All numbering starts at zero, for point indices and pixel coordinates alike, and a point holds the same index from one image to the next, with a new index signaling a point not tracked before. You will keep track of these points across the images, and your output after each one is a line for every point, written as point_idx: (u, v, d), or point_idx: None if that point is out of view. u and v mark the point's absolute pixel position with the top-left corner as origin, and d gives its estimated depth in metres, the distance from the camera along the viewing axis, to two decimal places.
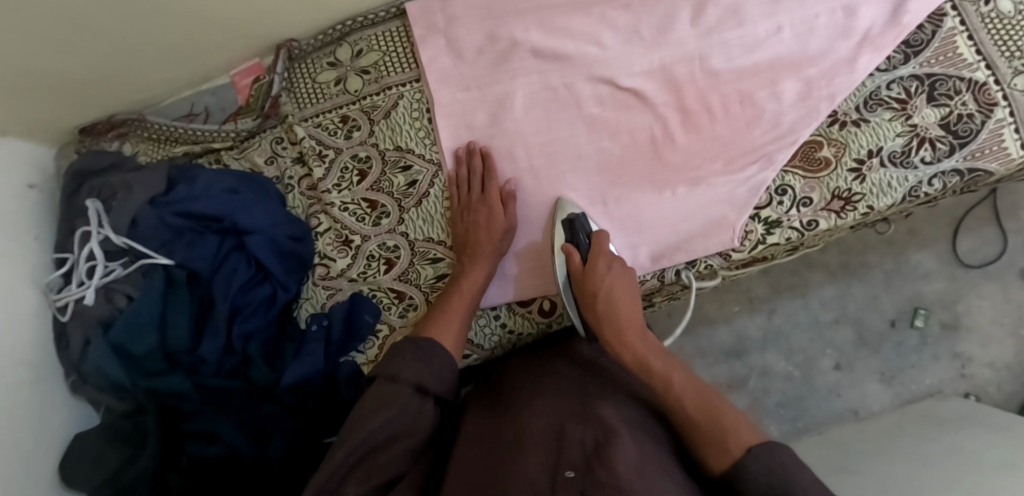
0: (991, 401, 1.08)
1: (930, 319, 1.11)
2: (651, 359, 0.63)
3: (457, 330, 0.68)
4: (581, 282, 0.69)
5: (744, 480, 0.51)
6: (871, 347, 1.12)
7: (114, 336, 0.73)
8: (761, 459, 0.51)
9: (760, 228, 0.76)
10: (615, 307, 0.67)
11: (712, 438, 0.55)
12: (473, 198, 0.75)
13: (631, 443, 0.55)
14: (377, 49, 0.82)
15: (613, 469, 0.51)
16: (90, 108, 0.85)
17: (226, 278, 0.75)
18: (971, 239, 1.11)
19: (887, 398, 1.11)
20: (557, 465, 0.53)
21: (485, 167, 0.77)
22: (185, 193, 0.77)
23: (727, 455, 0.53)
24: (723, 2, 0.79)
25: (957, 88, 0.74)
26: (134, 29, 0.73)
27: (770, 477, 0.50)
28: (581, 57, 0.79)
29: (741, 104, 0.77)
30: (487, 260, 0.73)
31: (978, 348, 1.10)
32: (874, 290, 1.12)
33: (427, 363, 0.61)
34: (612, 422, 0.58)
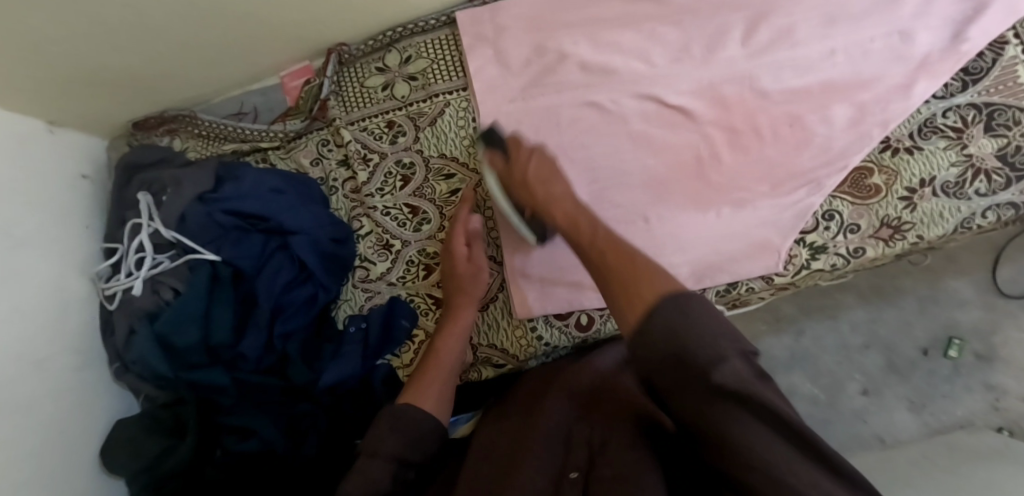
0: None
1: (964, 349, 1.08)
2: (582, 230, 0.59)
3: (437, 391, 0.67)
4: (507, 173, 0.71)
5: (652, 325, 0.45)
6: (902, 374, 1.09)
7: (159, 328, 0.75)
8: (675, 306, 0.45)
9: (805, 253, 0.75)
10: (542, 183, 0.67)
11: (629, 292, 0.49)
12: (446, 253, 0.76)
13: (636, 435, 0.58)
14: (425, 56, 0.83)
15: (616, 463, 0.56)
16: (143, 103, 0.87)
17: (271, 277, 0.77)
18: (1014, 269, 1.07)
19: (915, 427, 1.08)
20: (563, 468, 0.59)
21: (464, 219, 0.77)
22: (232, 191, 0.78)
23: (641, 298, 0.47)
24: (777, 23, 0.78)
25: (1016, 119, 0.73)
26: (190, 29, 0.74)
27: (675, 320, 0.44)
28: (629, 73, 0.79)
29: (790, 125, 0.76)
30: (466, 310, 0.74)
31: (1015, 382, 1.06)
32: (907, 316, 1.10)
33: (404, 425, 0.62)
34: (619, 416, 0.61)
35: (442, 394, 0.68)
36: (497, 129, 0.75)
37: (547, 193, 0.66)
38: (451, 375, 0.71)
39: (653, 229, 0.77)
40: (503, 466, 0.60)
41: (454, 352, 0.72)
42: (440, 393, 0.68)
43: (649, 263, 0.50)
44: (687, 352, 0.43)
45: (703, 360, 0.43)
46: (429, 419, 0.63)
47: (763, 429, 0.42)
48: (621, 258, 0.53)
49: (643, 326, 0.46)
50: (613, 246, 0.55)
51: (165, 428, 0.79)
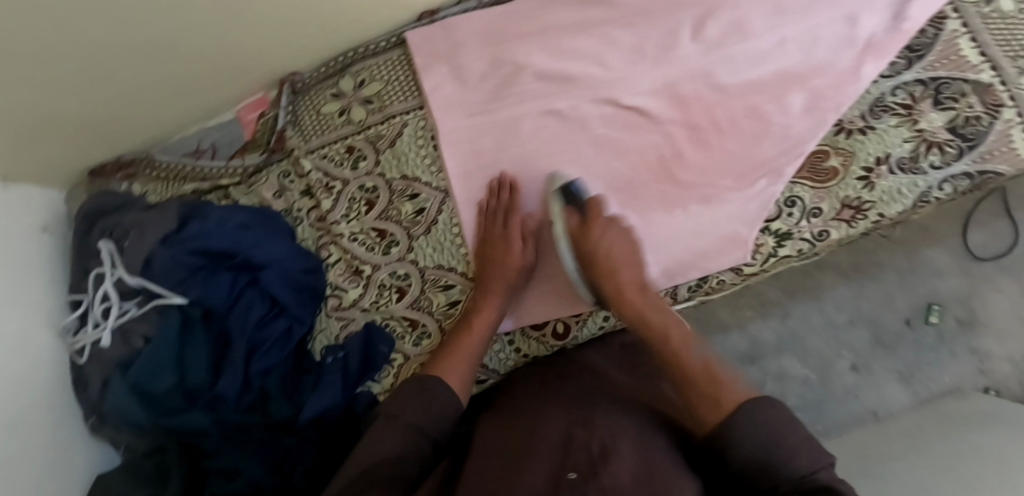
0: (1011, 395, 1.08)
1: (945, 315, 1.10)
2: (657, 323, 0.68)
3: (464, 370, 0.69)
4: (582, 240, 0.72)
5: (738, 429, 0.54)
6: (888, 347, 1.11)
7: (133, 378, 0.73)
8: (752, 416, 0.54)
9: (771, 241, 0.76)
10: (618, 272, 0.71)
11: (707, 400, 0.58)
12: (500, 235, 0.75)
13: (640, 456, 0.53)
14: (379, 79, 0.82)
15: (614, 478, 0.49)
16: (96, 147, 0.85)
17: (242, 315, 0.74)
18: (984, 233, 1.09)
19: (906, 398, 1.10)
20: (560, 471, 0.52)
21: (512, 201, 0.76)
22: (197, 229, 0.76)
23: (719, 415, 0.56)
24: (727, 16, 0.78)
25: (963, 91, 0.75)
26: (133, 69, 0.73)
27: (761, 434, 0.53)
28: (585, 79, 0.78)
29: (749, 118, 0.76)
30: (498, 296, 0.73)
31: (996, 343, 1.09)
32: (887, 289, 1.12)
33: (430, 403, 0.63)
34: (619, 433, 0.56)
35: (463, 368, 0.69)
36: (577, 185, 0.74)
37: (617, 285, 0.70)
38: (475, 356, 0.71)
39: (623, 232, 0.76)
40: (505, 475, 0.54)
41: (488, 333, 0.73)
42: (463, 367, 0.69)
43: (717, 371, 0.60)
44: (772, 463, 0.51)
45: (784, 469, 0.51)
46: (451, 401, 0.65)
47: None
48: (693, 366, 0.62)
49: (723, 447, 0.54)
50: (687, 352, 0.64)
51: (149, 479, 0.77)
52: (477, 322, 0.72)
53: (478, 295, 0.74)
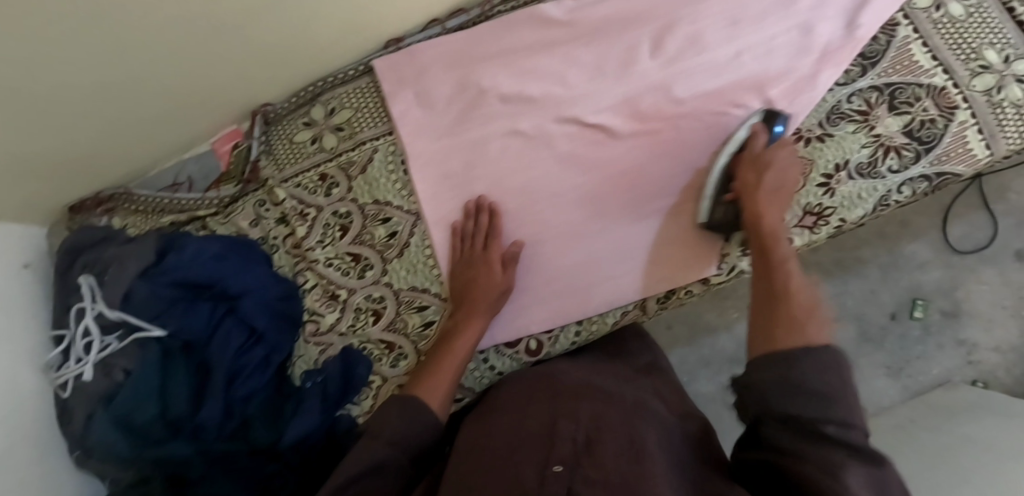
0: (1000, 386, 1.09)
1: (930, 309, 1.12)
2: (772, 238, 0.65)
3: (446, 390, 0.67)
4: (752, 157, 0.71)
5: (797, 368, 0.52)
6: (875, 342, 1.13)
7: (115, 410, 0.73)
8: (828, 359, 0.52)
9: (736, 250, 0.76)
10: (771, 193, 0.68)
11: (793, 324, 0.56)
12: (477, 262, 0.75)
13: (623, 440, 0.56)
14: (349, 106, 0.84)
15: (602, 466, 0.52)
16: (76, 184, 0.86)
17: (221, 344, 0.75)
18: (963, 225, 1.12)
19: (895, 392, 1.12)
20: (547, 462, 0.53)
21: (491, 225, 0.77)
22: (174, 261, 0.77)
23: (797, 342, 0.54)
24: (684, 32, 0.79)
25: (917, 95, 0.77)
26: (106, 109, 0.75)
27: (821, 382, 0.51)
28: (548, 98, 0.79)
29: (711, 131, 0.77)
30: (479, 321, 0.72)
31: (982, 333, 1.11)
32: (872, 284, 1.13)
33: (410, 417, 0.63)
34: (603, 419, 0.59)
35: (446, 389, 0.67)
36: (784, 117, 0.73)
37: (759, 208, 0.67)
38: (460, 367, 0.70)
39: (591, 246, 0.78)
40: (493, 466, 0.55)
41: (468, 352, 0.71)
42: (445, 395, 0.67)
43: (807, 307, 0.58)
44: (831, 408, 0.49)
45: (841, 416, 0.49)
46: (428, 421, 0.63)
47: (864, 469, 0.47)
48: (796, 292, 0.59)
49: (781, 373, 0.52)
50: (794, 276, 0.61)
51: None
52: (459, 346, 0.71)
53: (461, 315, 0.73)
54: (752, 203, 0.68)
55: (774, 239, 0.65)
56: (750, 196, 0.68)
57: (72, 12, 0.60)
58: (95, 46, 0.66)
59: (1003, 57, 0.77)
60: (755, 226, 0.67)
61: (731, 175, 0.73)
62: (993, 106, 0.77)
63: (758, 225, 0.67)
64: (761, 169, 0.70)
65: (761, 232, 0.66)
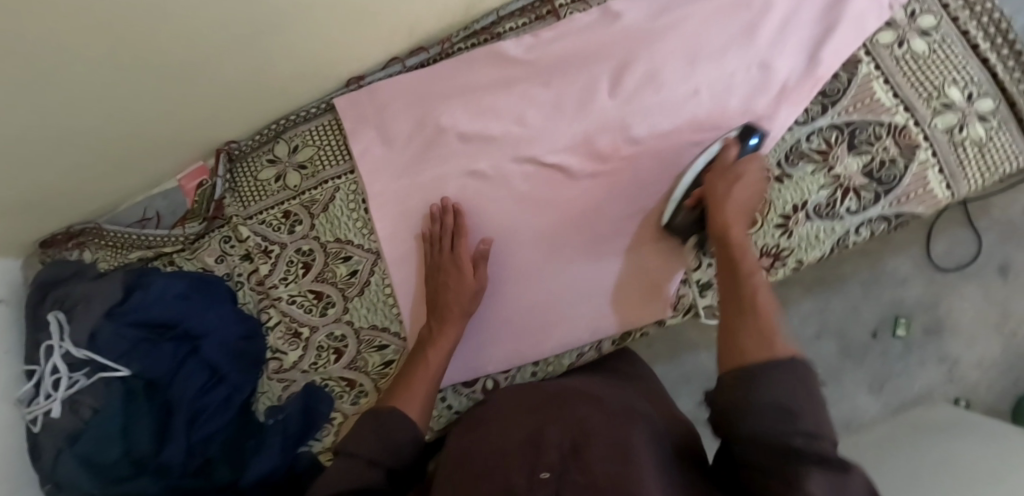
0: (982, 402, 1.09)
1: (912, 326, 1.11)
2: (738, 251, 0.61)
3: (422, 402, 0.66)
4: (722, 166, 0.69)
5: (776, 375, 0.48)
6: (856, 358, 1.12)
7: (80, 450, 0.75)
8: (791, 372, 0.48)
9: (692, 292, 0.77)
10: (736, 205, 0.65)
11: (759, 340, 0.52)
12: (449, 265, 0.75)
13: (610, 441, 0.54)
14: (312, 144, 0.85)
15: (588, 474, 0.49)
16: (46, 222, 0.87)
17: (183, 385, 0.77)
18: (946, 242, 1.11)
19: (878, 408, 1.11)
20: (532, 469, 0.50)
21: (457, 225, 0.77)
22: (138, 302, 0.79)
23: (760, 357, 0.50)
24: (641, 69, 0.79)
25: (877, 134, 0.76)
26: (69, 156, 0.76)
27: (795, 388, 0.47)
28: (507, 138, 0.80)
29: (667, 172, 0.77)
30: (455, 325, 0.72)
31: (965, 348, 1.10)
32: (853, 300, 1.12)
33: (387, 431, 0.60)
34: (588, 422, 0.56)
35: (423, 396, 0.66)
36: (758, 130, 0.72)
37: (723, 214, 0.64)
38: (434, 380, 0.69)
39: (548, 286, 0.78)
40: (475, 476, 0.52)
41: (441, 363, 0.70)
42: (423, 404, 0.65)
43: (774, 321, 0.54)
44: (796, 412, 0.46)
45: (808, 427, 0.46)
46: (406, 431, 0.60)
47: (831, 477, 0.43)
48: (759, 307, 0.55)
49: (746, 393, 0.48)
50: (761, 289, 0.57)
51: None
52: (430, 358, 0.70)
53: (435, 322, 0.73)
54: (717, 214, 0.64)
55: (739, 250, 0.61)
56: (715, 208, 0.65)
57: (24, 75, 0.61)
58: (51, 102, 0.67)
59: (965, 95, 0.77)
60: (720, 239, 0.63)
61: (699, 187, 0.71)
62: (955, 146, 0.76)
63: (723, 239, 0.62)
64: (729, 181, 0.67)
65: (727, 245, 0.62)
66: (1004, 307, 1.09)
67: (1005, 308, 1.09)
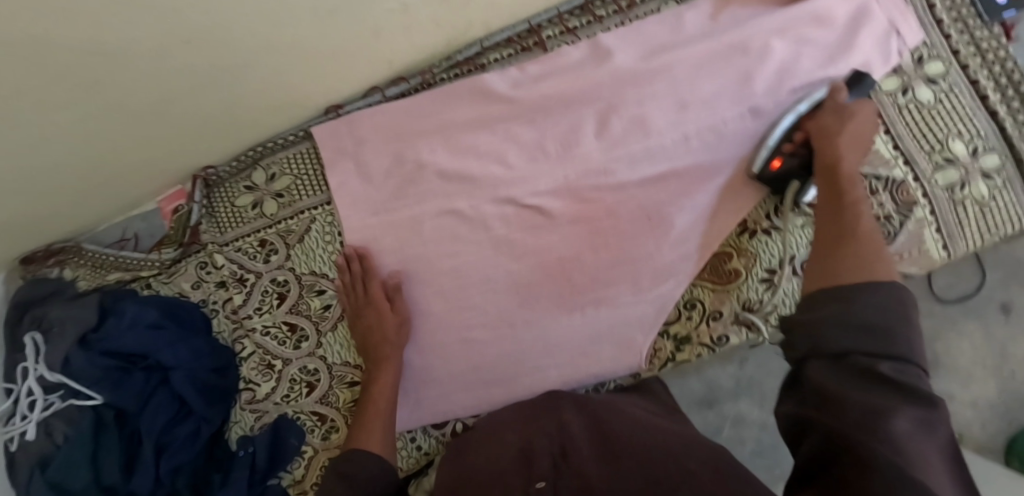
0: (975, 442, 1.01)
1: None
2: (849, 183, 0.61)
3: (383, 429, 0.70)
4: (829, 107, 0.68)
5: (872, 291, 0.46)
6: None
7: (51, 476, 0.76)
8: (892, 297, 0.45)
9: (670, 345, 0.77)
10: (852, 146, 0.64)
11: (859, 265, 0.50)
12: (369, 312, 0.76)
13: (597, 443, 0.52)
14: (289, 173, 0.83)
15: (585, 472, 0.47)
16: (26, 241, 0.86)
17: (150, 417, 0.78)
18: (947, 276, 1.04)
19: None
20: (527, 480, 0.47)
21: (366, 269, 0.78)
22: (111, 329, 0.79)
23: (853, 280, 0.48)
24: (629, 112, 0.76)
25: (873, 188, 0.73)
26: (47, 184, 0.76)
27: (890, 309, 0.44)
28: (486, 179, 0.78)
29: (648, 222, 0.75)
30: (393, 362, 0.74)
31: (959, 387, 1.02)
32: None
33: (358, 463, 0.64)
34: (573, 430, 0.55)
35: (383, 435, 0.70)
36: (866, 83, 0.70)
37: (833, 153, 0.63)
38: (389, 413, 0.73)
39: (521, 336, 0.77)
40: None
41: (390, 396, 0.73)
42: (383, 436, 0.70)
43: (874, 245, 0.52)
44: (892, 336, 0.43)
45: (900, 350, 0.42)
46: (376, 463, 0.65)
47: (912, 413, 0.40)
48: (857, 236, 0.54)
49: (838, 307, 0.46)
50: (864, 217, 0.56)
51: None
52: (381, 400, 0.73)
53: (372, 363, 0.75)
54: (828, 146, 0.64)
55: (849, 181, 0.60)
56: (826, 143, 0.64)
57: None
58: (19, 145, 0.67)
59: (970, 149, 0.72)
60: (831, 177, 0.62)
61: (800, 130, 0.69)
62: (955, 204, 0.72)
63: (832, 171, 0.62)
64: (841, 118, 0.66)
65: (836, 175, 0.62)
66: (1003, 347, 1.02)
67: (1004, 347, 1.01)
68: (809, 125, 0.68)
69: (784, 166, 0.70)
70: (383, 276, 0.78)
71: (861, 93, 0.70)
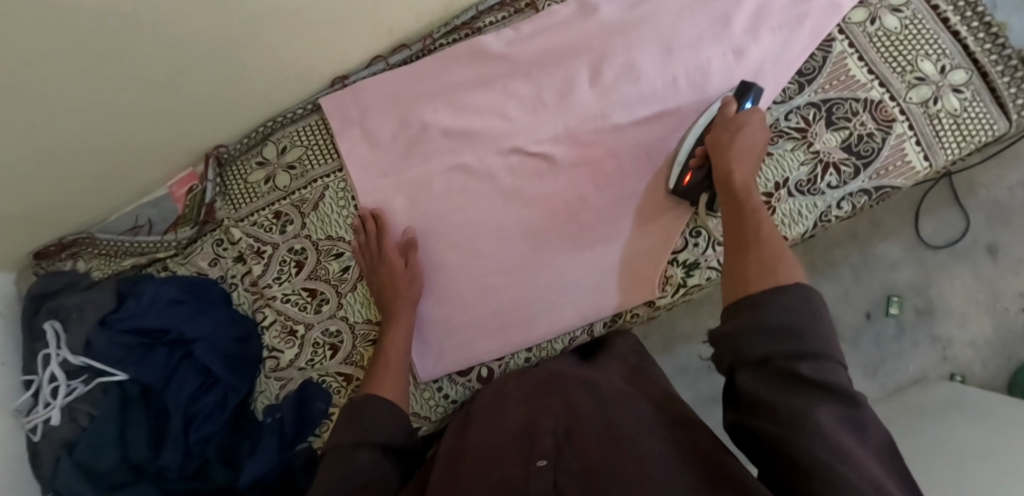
0: (977, 379, 1.13)
1: (904, 305, 1.16)
2: (743, 193, 0.66)
3: (395, 379, 0.71)
4: (724, 121, 0.72)
5: (777, 297, 0.52)
6: (850, 341, 1.17)
7: (79, 457, 0.76)
8: (799, 296, 0.51)
9: (679, 271, 0.79)
10: (741, 153, 0.69)
11: (766, 269, 0.56)
12: (383, 269, 0.78)
13: (603, 429, 0.54)
14: (300, 145, 0.86)
15: (586, 457, 0.49)
16: (39, 233, 0.87)
17: (177, 389, 0.78)
18: (935, 222, 1.16)
19: (874, 391, 1.16)
20: (529, 457, 0.50)
21: (380, 229, 0.80)
22: (132, 309, 0.80)
23: (766, 285, 0.54)
24: (620, 60, 0.81)
25: (854, 109, 0.78)
26: (63, 165, 0.77)
27: (797, 310, 0.50)
28: (490, 133, 0.81)
29: (648, 161, 0.79)
30: (406, 314, 0.76)
31: (955, 329, 1.15)
32: (844, 285, 1.17)
33: (366, 420, 0.65)
34: (580, 412, 0.58)
35: (396, 380, 0.71)
36: (756, 91, 0.74)
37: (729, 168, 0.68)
38: (403, 367, 0.74)
39: (537, 277, 0.79)
40: (483, 461, 0.52)
41: (404, 353, 0.74)
42: (397, 385, 0.71)
43: (777, 248, 0.59)
44: (804, 337, 0.48)
45: (815, 349, 0.48)
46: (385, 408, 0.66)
47: (836, 408, 0.46)
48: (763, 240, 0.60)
49: (752, 316, 0.52)
50: (766, 221, 0.62)
51: None
52: (391, 353, 0.73)
53: (387, 319, 0.77)
54: (723, 160, 0.69)
55: (745, 193, 0.65)
56: (722, 158, 0.69)
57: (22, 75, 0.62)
58: (30, 120, 0.68)
59: (938, 68, 0.78)
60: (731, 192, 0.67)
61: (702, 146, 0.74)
62: (930, 117, 0.77)
63: (729, 185, 0.67)
64: (733, 131, 0.70)
65: (733, 188, 0.67)
66: (994, 285, 1.14)
67: (995, 287, 1.14)
68: (708, 143, 0.72)
69: (694, 181, 0.74)
70: (396, 235, 0.81)
71: (753, 101, 0.75)
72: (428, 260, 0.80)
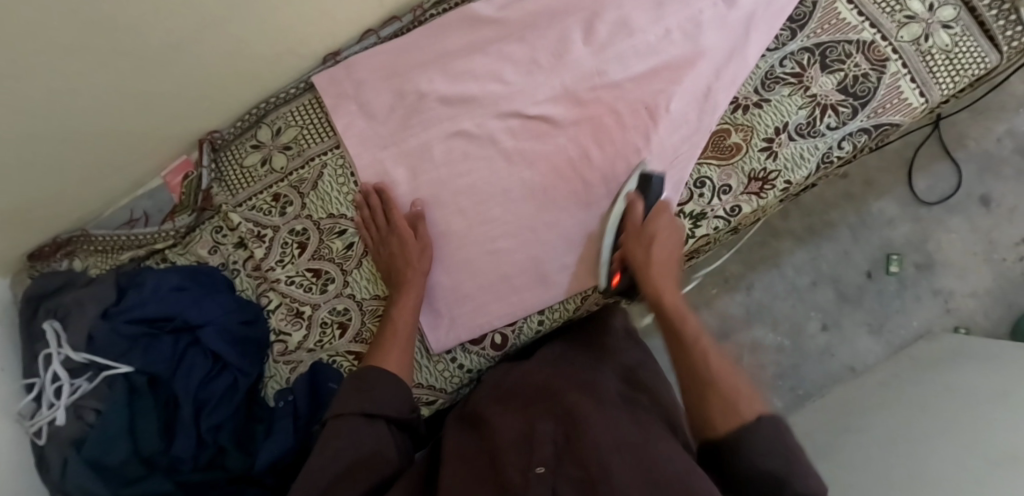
0: (981, 329, 1.14)
1: (904, 263, 1.16)
2: (678, 318, 0.67)
3: (402, 352, 0.71)
4: (636, 229, 0.73)
5: (747, 438, 0.55)
6: (854, 301, 1.17)
7: (87, 452, 0.72)
8: (769, 434, 0.55)
9: (687, 223, 0.78)
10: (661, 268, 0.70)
11: (719, 403, 0.59)
12: (389, 243, 0.77)
13: (600, 428, 0.58)
14: (294, 125, 0.86)
15: (584, 462, 0.54)
16: (34, 233, 0.85)
17: (186, 377, 0.76)
18: (928, 175, 1.16)
19: (880, 348, 1.16)
20: (528, 462, 0.55)
21: (384, 201, 0.79)
22: (135, 299, 0.78)
23: (730, 423, 0.57)
24: (612, 17, 0.81)
25: (847, 51, 0.78)
26: (57, 155, 0.75)
27: (772, 451, 0.54)
28: (487, 98, 0.81)
29: (648, 113, 0.78)
30: (416, 284, 0.75)
31: (956, 281, 1.15)
32: (844, 246, 1.18)
33: (370, 392, 0.65)
34: (578, 409, 0.61)
35: (403, 351, 0.71)
36: (658, 181, 0.74)
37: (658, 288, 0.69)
38: (409, 339, 0.73)
39: (544, 238, 0.79)
40: (487, 473, 0.56)
41: (411, 326, 0.74)
42: (403, 353, 0.71)
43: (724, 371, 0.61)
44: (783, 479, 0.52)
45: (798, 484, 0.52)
46: (389, 378, 0.67)
47: None
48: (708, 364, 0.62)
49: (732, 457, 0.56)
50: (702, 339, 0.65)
51: None
52: (398, 324, 0.73)
53: (396, 292, 0.76)
54: (646, 280, 0.70)
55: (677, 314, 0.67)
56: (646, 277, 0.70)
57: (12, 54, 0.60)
58: (22, 104, 0.66)
59: (926, 5, 0.78)
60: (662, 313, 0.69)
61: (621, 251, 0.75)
62: (922, 54, 0.77)
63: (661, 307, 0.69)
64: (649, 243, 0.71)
65: (664, 312, 0.68)
66: (991, 236, 1.15)
67: (992, 238, 1.15)
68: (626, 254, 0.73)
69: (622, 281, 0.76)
70: (404, 207, 0.80)
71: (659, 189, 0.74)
72: (434, 230, 0.80)
